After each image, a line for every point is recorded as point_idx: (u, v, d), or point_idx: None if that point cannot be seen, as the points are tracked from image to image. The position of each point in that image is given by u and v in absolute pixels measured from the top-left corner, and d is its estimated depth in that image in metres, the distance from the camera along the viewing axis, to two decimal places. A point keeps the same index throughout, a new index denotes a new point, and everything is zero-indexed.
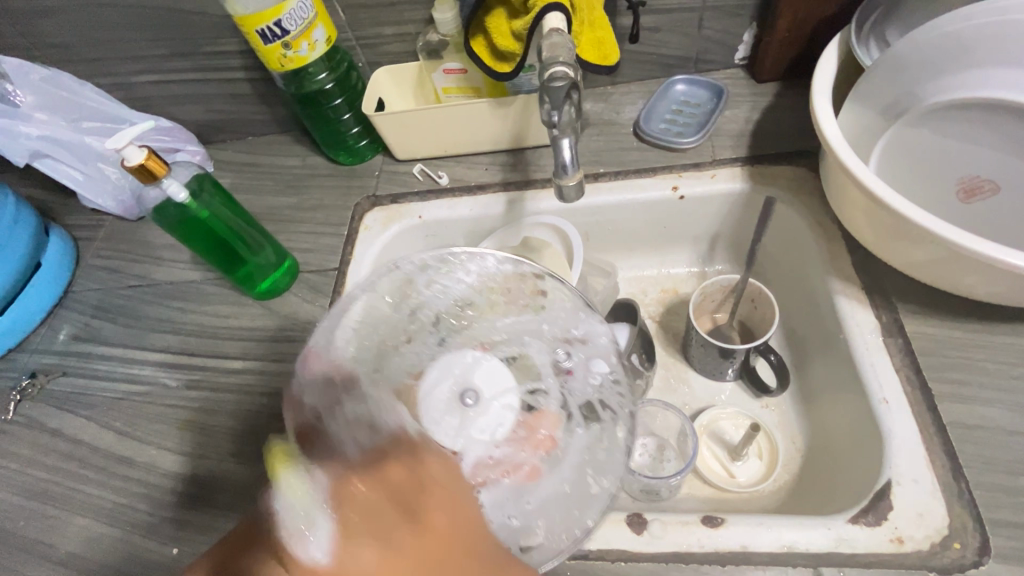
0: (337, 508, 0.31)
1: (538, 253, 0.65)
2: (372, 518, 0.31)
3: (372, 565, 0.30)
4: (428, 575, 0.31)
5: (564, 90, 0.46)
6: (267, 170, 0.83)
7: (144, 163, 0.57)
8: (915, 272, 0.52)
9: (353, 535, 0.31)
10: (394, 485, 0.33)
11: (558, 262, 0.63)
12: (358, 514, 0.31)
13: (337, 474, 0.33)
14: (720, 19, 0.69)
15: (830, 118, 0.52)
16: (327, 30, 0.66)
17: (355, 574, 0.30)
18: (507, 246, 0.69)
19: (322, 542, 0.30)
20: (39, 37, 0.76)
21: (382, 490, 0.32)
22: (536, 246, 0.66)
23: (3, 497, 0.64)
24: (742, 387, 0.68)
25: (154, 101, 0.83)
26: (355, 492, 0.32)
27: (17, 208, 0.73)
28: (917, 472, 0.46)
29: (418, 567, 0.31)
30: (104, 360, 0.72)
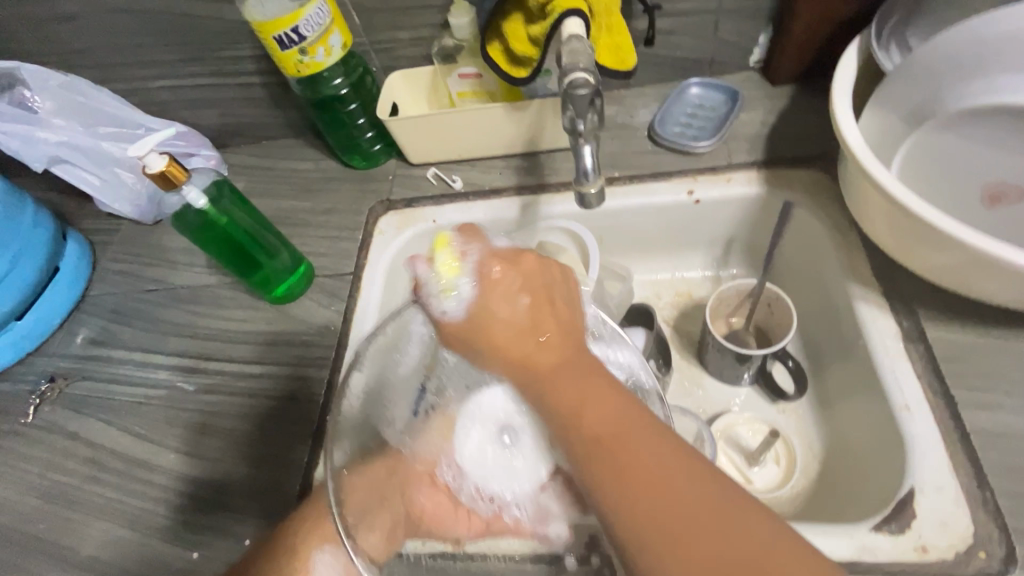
0: (497, 274, 0.38)
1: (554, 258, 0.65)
2: (543, 291, 0.40)
3: (523, 326, 0.38)
4: (553, 339, 0.39)
5: (586, 97, 0.45)
6: (280, 174, 0.84)
7: (165, 169, 0.57)
8: (938, 277, 0.51)
9: (512, 294, 0.38)
10: (528, 272, 0.40)
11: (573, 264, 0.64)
12: (534, 278, 0.40)
13: (496, 279, 0.39)
14: (735, 22, 0.69)
15: (851, 123, 0.52)
16: (343, 35, 0.66)
17: (518, 317, 0.38)
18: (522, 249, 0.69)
19: (488, 312, 0.38)
20: (57, 43, 0.77)
21: (534, 271, 0.40)
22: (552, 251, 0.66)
23: (24, 500, 0.64)
24: (758, 391, 0.67)
25: (169, 106, 0.84)
26: (506, 276, 0.39)
27: (36, 213, 0.74)
28: (941, 480, 0.46)
29: (574, 353, 0.39)
30: (122, 364, 0.73)
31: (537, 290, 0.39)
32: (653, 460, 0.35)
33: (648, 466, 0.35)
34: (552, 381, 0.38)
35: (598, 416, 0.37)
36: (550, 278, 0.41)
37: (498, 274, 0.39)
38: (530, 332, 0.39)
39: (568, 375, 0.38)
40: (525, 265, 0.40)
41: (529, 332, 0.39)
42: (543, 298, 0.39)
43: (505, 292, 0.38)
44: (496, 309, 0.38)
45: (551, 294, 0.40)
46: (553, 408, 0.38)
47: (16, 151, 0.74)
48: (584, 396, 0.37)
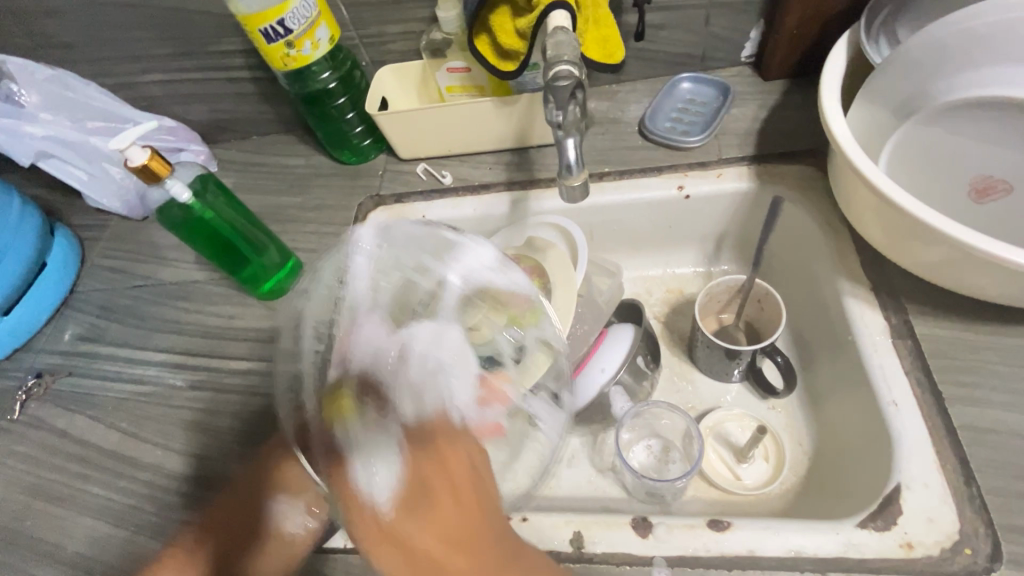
0: (410, 457, 0.34)
1: (543, 256, 0.63)
2: (445, 474, 0.33)
3: (435, 519, 0.32)
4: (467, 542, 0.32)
5: (569, 89, 0.45)
6: (270, 170, 0.83)
7: (147, 163, 0.57)
8: (927, 273, 0.51)
9: (419, 480, 0.33)
10: (439, 466, 0.34)
11: (563, 262, 0.62)
12: (421, 489, 0.32)
13: (414, 491, 0.32)
14: (726, 16, 0.69)
15: (839, 116, 0.51)
16: (331, 29, 0.66)
17: (408, 531, 0.32)
18: (511, 245, 0.68)
19: (408, 516, 0.32)
20: (44, 37, 0.76)
21: (440, 426, 0.35)
22: (540, 246, 0.65)
23: (9, 496, 0.64)
24: (748, 388, 0.67)
25: (158, 101, 0.83)
26: (422, 469, 0.33)
27: (23, 208, 0.73)
28: (928, 476, 0.45)
29: (481, 535, 0.33)
30: (109, 360, 0.72)
31: (429, 456, 0.34)
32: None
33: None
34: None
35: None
36: (454, 455, 0.34)
37: (407, 525, 0.32)
38: (440, 544, 0.31)
39: (462, 563, 0.32)
40: (437, 426, 0.35)
41: (456, 542, 0.32)
42: (432, 457, 0.34)
43: (406, 494, 0.32)
44: (399, 524, 0.32)
45: (450, 456, 0.34)
46: None
47: (1, 146, 0.74)
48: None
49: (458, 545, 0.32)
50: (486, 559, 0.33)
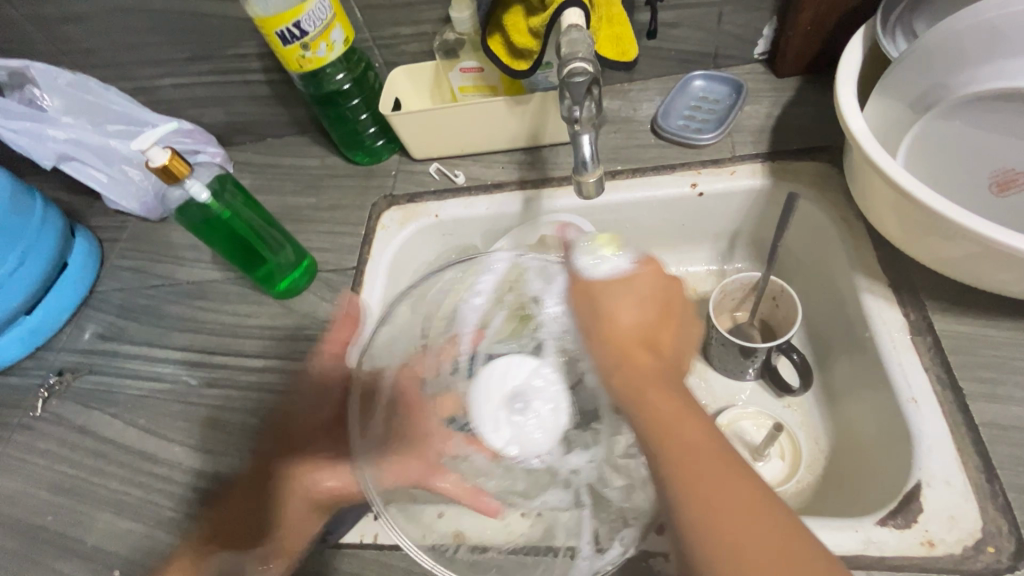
0: (638, 267, 0.49)
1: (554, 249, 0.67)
2: (670, 319, 0.48)
3: (645, 325, 0.47)
4: (654, 363, 0.45)
5: (585, 85, 0.45)
6: (285, 170, 0.84)
7: (167, 163, 0.57)
8: (946, 268, 0.50)
9: (640, 299, 0.48)
10: (665, 287, 0.49)
11: None
12: (644, 281, 0.48)
13: (631, 284, 0.49)
14: (739, 13, 0.68)
15: (856, 111, 0.51)
16: (345, 31, 0.67)
17: (636, 309, 0.47)
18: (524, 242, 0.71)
19: (623, 317, 0.47)
20: (66, 42, 0.78)
21: (660, 283, 0.49)
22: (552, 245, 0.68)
23: (32, 491, 0.65)
24: (763, 386, 0.67)
25: (175, 103, 0.85)
26: (641, 308, 0.48)
27: (45, 210, 0.75)
28: (949, 473, 0.45)
29: (672, 370, 0.45)
30: (128, 358, 0.73)
31: (661, 317, 0.48)
32: (699, 445, 0.39)
33: (687, 455, 0.38)
34: (641, 385, 0.43)
35: (664, 414, 0.41)
36: (664, 293, 0.48)
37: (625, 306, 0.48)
38: (633, 307, 0.47)
39: (643, 375, 0.44)
40: (647, 278, 0.49)
41: (644, 332, 0.46)
42: (660, 319, 0.47)
43: (631, 303, 0.47)
44: (614, 317, 0.47)
45: (674, 317, 0.48)
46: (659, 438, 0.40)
47: (25, 149, 0.76)
48: (646, 387, 0.43)
49: (649, 342, 0.46)
50: (662, 376, 0.44)
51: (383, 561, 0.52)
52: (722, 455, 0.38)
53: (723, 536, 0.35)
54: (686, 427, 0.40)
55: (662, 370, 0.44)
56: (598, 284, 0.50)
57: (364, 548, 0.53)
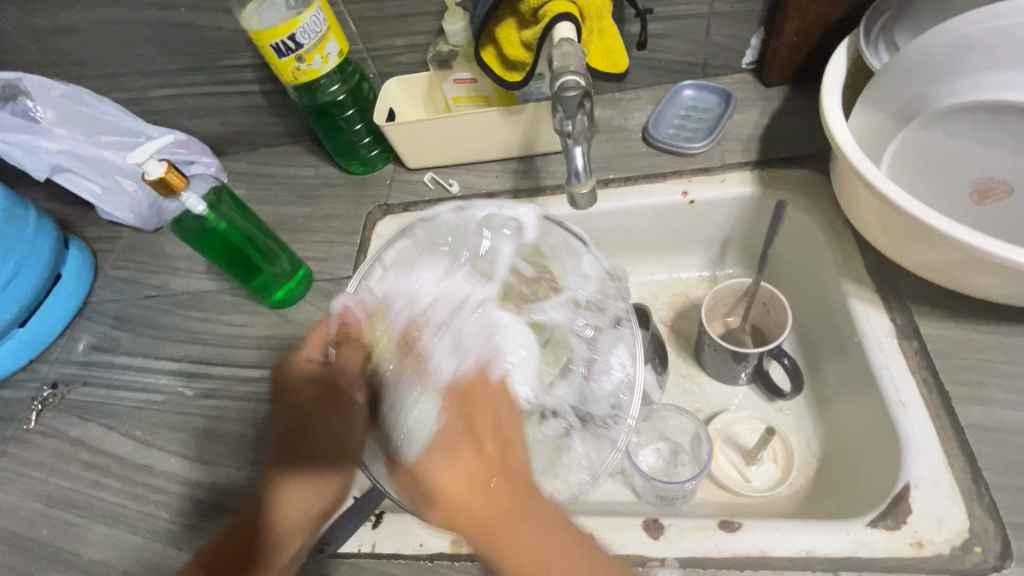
0: (449, 410, 0.41)
1: None
2: (502, 434, 0.40)
3: (453, 436, 0.39)
4: (497, 469, 0.38)
5: (576, 99, 0.46)
6: (280, 180, 0.85)
7: (164, 176, 0.57)
8: (931, 273, 0.51)
9: (488, 404, 0.41)
10: (474, 395, 0.41)
11: None
12: (473, 394, 0.41)
13: (470, 397, 0.41)
14: (727, 25, 0.70)
15: (841, 121, 0.52)
16: (340, 43, 0.67)
17: (461, 463, 0.38)
18: None
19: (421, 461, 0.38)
20: (59, 54, 0.78)
21: (473, 393, 0.41)
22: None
23: (26, 505, 0.65)
24: (755, 390, 0.68)
25: (169, 114, 0.85)
26: (454, 417, 0.40)
27: (39, 221, 0.75)
28: (936, 475, 0.46)
29: (512, 469, 0.39)
30: (123, 369, 0.73)
31: (466, 422, 0.39)
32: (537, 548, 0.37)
33: (526, 562, 0.36)
34: (490, 521, 0.36)
35: (492, 512, 0.36)
36: (494, 407, 0.41)
37: (474, 405, 0.41)
38: (453, 436, 0.39)
39: (456, 472, 0.37)
40: (472, 394, 0.41)
41: (468, 435, 0.39)
42: (467, 428, 0.39)
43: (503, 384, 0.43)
44: (438, 455, 0.38)
45: (487, 416, 0.40)
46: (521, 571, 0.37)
47: (20, 161, 0.77)
48: (510, 523, 0.36)
49: (495, 475, 0.38)
50: (510, 509, 0.37)
51: (384, 569, 0.51)
52: (573, 534, 0.39)
53: None
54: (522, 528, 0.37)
55: (500, 447, 0.39)
56: (450, 412, 0.40)
57: (361, 557, 0.52)
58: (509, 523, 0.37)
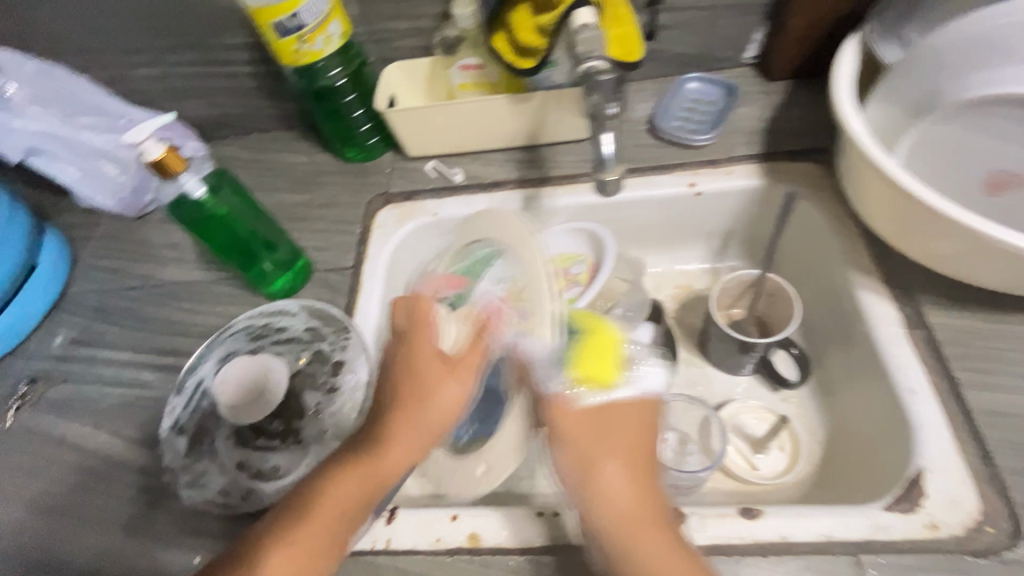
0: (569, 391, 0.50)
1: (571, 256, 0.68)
2: (644, 448, 0.46)
3: (615, 473, 0.45)
4: (636, 475, 0.45)
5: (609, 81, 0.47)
6: (273, 167, 0.81)
7: (162, 158, 0.53)
8: (937, 265, 0.53)
9: (609, 449, 0.45)
10: (617, 426, 0.46)
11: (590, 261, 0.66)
12: (629, 418, 0.46)
13: (589, 445, 0.45)
14: (733, 18, 0.70)
15: (855, 112, 0.53)
16: (343, 24, 0.65)
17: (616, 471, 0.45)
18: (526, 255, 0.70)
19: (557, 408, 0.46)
20: (36, 29, 0.73)
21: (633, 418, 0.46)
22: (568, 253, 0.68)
23: (6, 508, 0.61)
24: (760, 380, 0.68)
25: (153, 96, 0.81)
26: (597, 446, 0.45)
27: (11, 207, 0.70)
28: (947, 459, 0.47)
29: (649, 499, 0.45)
30: (107, 363, 0.69)
31: (613, 449, 0.45)
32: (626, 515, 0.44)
33: None
34: (640, 533, 0.43)
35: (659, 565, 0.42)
36: (630, 420, 0.46)
37: (592, 444, 0.45)
38: (615, 479, 0.45)
39: (627, 505, 0.44)
40: (597, 436, 0.45)
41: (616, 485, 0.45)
42: (624, 454, 0.45)
43: (600, 457, 0.45)
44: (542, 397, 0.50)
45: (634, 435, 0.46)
46: None
47: None
48: (600, 458, 0.45)
49: (625, 466, 0.45)
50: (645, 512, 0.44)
51: (400, 565, 0.50)
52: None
53: None
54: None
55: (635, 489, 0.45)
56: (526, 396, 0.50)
57: (376, 555, 0.51)
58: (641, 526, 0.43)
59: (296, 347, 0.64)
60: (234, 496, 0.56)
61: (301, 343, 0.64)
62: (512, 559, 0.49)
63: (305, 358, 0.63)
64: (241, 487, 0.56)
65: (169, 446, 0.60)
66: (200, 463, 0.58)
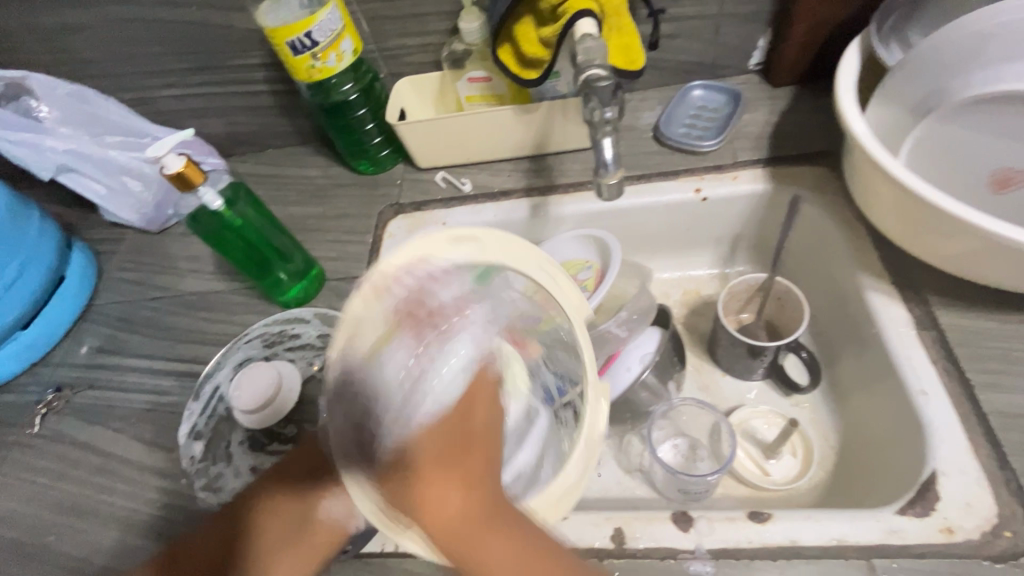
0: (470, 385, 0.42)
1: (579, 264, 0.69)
2: (472, 435, 0.37)
3: (431, 449, 0.35)
4: (468, 483, 0.34)
5: (609, 89, 0.47)
6: (288, 180, 0.84)
7: (182, 170, 0.56)
8: (949, 265, 0.52)
9: (436, 441, 0.36)
10: (452, 421, 0.37)
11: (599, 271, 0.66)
12: (472, 399, 0.39)
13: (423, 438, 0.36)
14: (735, 27, 0.71)
15: (857, 114, 0.53)
16: (354, 41, 0.67)
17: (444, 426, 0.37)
18: None
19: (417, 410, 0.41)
20: (67, 54, 0.77)
21: (457, 419, 0.37)
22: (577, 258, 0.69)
23: (32, 511, 0.63)
24: (770, 385, 0.68)
25: (175, 115, 0.84)
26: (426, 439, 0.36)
27: (41, 223, 0.73)
28: (961, 462, 0.46)
29: (477, 474, 0.35)
30: (128, 371, 0.72)
31: (452, 445, 0.35)
32: None
33: None
34: (478, 539, 0.33)
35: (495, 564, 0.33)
36: (477, 402, 0.39)
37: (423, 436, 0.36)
38: (448, 487, 0.33)
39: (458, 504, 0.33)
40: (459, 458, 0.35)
41: (444, 481, 0.33)
42: (457, 447, 0.35)
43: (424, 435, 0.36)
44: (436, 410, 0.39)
45: (478, 436, 0.37)
46: None
47: (23, 161, 0.74)
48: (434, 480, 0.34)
49: (461, 487, 0.34)
50: (477, 516, 0.33)
51: (409, 568, 0.50)
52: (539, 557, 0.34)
53: None
54: (501, 539, 0.33)
55: (483, 478, 0.35)
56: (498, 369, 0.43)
57: (386, 556, 0.51)
58: (482, 535, 0.33)
59: (308, 353, 0.65)
60: None
61: (313, 350, 0.65)
62: None
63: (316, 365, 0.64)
64: None
65: (185, 451, 0.62)
66: (216, 467, 0.60)
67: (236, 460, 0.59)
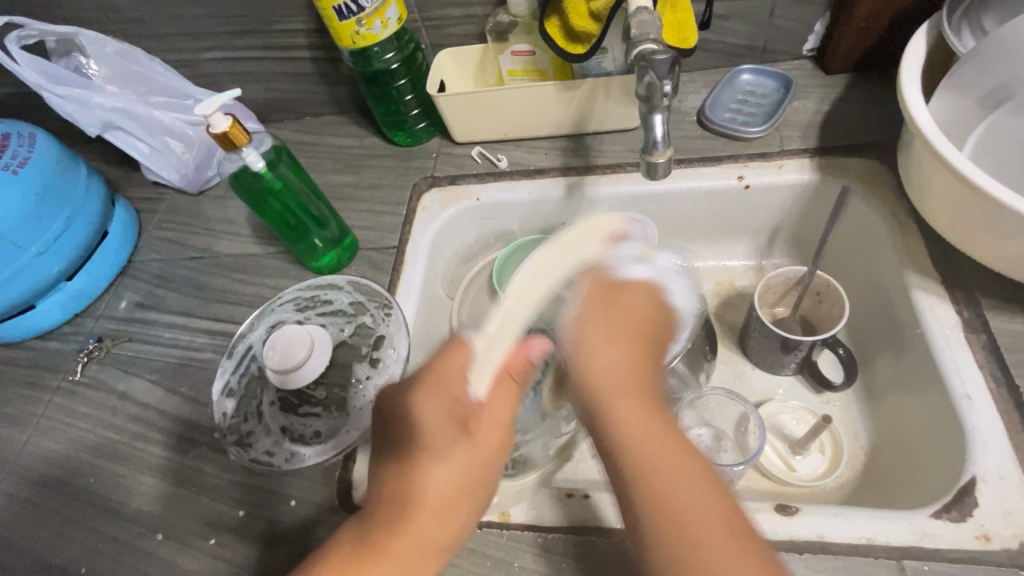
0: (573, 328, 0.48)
1: None
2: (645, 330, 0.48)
3: (615, 346, 0.46)
4: (634, 371, 0.45)
5: (665, 62, 0.45)
6: (324, 148, 0.85)
7: (228, 130, 0.56)
8: (1006, 267, 0.50)
9: (603, 319, 0.47)
10: (631, 303, 0.48)
11: None
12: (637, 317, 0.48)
13: (590, 317, 0.47)
14: (792, 9, 0.68)
15: (921, 104, 0.50)
16: (399, 9, 0.66)
17: (610, 346, 0.46)
18: None
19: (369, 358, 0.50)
20: (117, 13, 0.79)
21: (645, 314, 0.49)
22: None
23: (73, 453, 0.66)
24: (801, 381, 0.67)
25: (217, 78, 0.85)
26: (607, 336, 0.47)
27: (88, 177, 0.75)
28: (1004, 469, 0.45)
29: (642, 376, 0.45)
30: (165, 326, 0.74)
31: (626, 328, 0.47)
32: (650, 447, 0.41)
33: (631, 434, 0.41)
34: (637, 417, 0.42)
35: (649, 451, 0.40)
36: (641, 303, 0.49)
37: (597, 302, 0.48)
38: (625, 378, 0.44)
39: (616, 372, 0.45)
40: (621, 334, 0.47)
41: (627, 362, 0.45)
42: (630, 332, 0.47)
43: (594, 321, 0.47)
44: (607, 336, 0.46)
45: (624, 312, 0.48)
46: (637, 453, 0.40)
47: (72, 115, 0.76)
48: (616, 395, 0.43)
49: (630, 365, 0.45)
50: (629, 390, 0.44)
51: None
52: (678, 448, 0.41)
53: (647, 467, 0.40)
54: (631, 408, 0.43)
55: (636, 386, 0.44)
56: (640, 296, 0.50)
57: None
58: (630, 404, 0.43)
59: (340, 320, 0.67)
60: (278, 457, 0.59)
61: (344, 317, 0.66)
62: (541, 536, 0.50)
63: (347, 331, 0.65)
64: (284, 450, 0.59)
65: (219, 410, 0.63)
66: (247, 424, 0.62)
67: (269, 419, 0.61)
